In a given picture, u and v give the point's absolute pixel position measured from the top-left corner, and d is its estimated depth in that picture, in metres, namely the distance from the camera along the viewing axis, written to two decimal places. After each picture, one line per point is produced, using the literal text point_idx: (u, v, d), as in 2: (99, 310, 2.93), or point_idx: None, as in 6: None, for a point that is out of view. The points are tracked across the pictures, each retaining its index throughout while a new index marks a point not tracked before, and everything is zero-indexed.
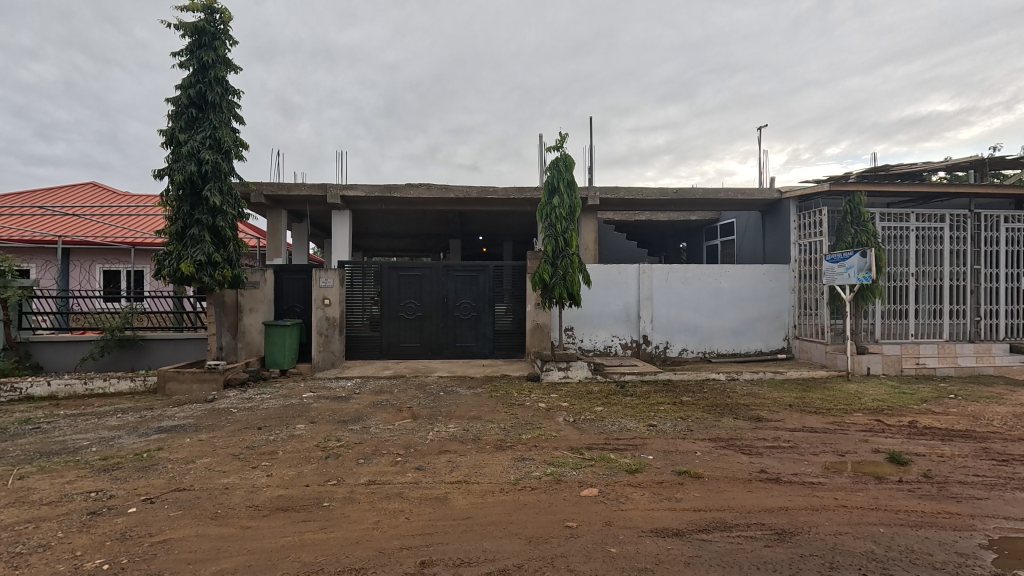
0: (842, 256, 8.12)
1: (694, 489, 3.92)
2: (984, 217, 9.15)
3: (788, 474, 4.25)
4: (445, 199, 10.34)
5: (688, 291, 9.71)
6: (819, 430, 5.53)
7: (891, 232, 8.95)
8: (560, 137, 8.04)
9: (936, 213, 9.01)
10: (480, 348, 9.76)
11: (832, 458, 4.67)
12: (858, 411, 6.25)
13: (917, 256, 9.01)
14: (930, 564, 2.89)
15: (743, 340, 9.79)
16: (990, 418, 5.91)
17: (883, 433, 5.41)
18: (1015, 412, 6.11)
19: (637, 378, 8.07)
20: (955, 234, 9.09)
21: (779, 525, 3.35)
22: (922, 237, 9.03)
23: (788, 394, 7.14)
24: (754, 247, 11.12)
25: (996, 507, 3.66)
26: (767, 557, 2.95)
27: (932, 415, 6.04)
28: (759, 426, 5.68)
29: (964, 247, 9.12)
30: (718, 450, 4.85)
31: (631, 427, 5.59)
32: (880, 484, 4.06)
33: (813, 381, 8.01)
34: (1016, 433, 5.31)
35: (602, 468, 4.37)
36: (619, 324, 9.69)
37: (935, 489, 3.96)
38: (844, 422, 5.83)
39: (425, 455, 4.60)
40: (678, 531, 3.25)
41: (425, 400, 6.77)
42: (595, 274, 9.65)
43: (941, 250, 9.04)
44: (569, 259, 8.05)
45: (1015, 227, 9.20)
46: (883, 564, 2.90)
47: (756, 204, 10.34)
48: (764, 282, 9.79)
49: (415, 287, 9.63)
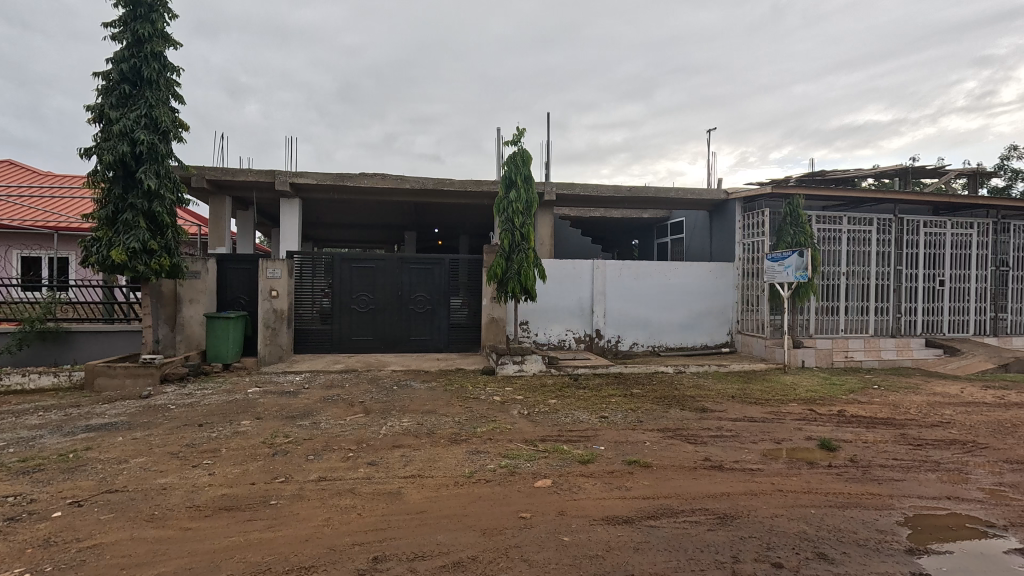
0: (781, 255, 8.60)
1: (643, 478, 4.06)
2: (906, 222, 9.89)
3: (730, 462, 4.47)
4: (400, 189, 10.11)
5: (639, 287, 9.99)
6: (758, 419, 5.84)
7: (825, 234, 9.54)
8: (518, 131, 8.04)
9: (865, 217, 9.66)
10: (435, 341, 9.68)
11: (770, 446, 4.95)
12: (793, 401, 6.65)
13: (847, 257, 9.65)
14: (854, 541, 3.14)
15: (690, 335, 10.17)
16: (908, 406, 6.44)
17: (815, 421, 5.78)
18: (929, 400, 6.68)
19: (590, 371, 8.24)
20: (881, 236, 9.79)
21: (721, 510, 3.53)
22: (852, 239, 9.67)
23: (730, 386, 7.50)
24: (701, 245, 11.54)
25: (911, 487, 4.00)
26: (710, 540, 3.10)
27: (858, 404, 6.53)
28: (704, 416, 5.94)
29: (889, 249, 9.81)
30: (665, 440, 5.03)
31: (583, 419, 5.70)
32: (812, 469, 4.34)
33: (754, 373, 8.45)
34: (929, 419, 5.82)
35: (555, 459, 4.45)
36: (573, 318, 9.85)
37: (859, 472, 4.28)
38: (781, 411, 6.18)
39: (378, 450, 4.53)
40: (628, 519, 3.36)
41: (377, 394, 6.65)
42: (551, 268, 9.76)
43: (868, 251, 9.72)
44: (525, 254, 8.09)
45: (932, 231, 10.01)
46: (814, 542, 3.11)
47: (704, 203, 10.73)
48: (711, 278, 10.19)
49: (368, 280, 9.42)
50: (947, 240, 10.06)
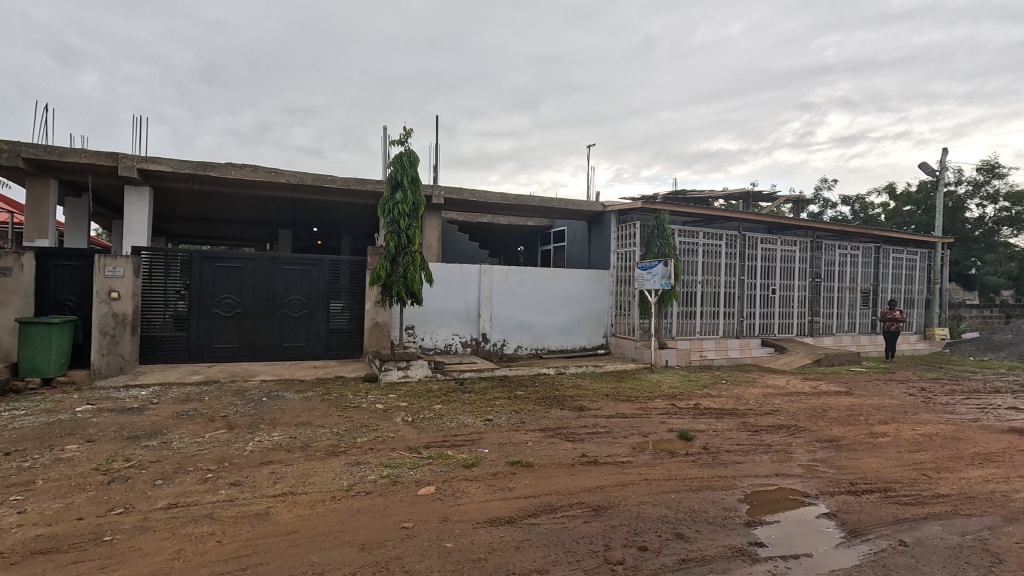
0: (649, 265, 9.46)
1: (525, 477, 4.19)
2: (748, 238, 11.44)
3: (603, 456, 4.80)
4: (274, 184, 9.34)
5: (523, 292, 10.31)
6: (628, 415, 6.35)
7: (685, 246, 10.68)
8: (405, 132, 7.87)
9: (716, 232, 10.99)
10: (312, 347, 9.06)
11: (638, 439, 5.40)
12: (657, 397, 7.33)
13: (703, 267, 10.90)
14: (705, 519, 3.55)
15: (569, 338, 10.74)
16: (748, 397, 7.44)
17: (675, 414, 6.43)
18: (764, 392, 7.78)
19: (475, 375, 8.31)
20: (729, 250, 11.21)
21: (595, 502, 3.77)
22: (707, 251, 10.94)
23: (604, 385, 8.05)
24: (580, 253, 12.25)
25: (749, 467, 4.63)
26: (585, 531, 3.30)
27: (709, 398, 7.40)
28: (581, 415, 6.31)
29: (735, 261, 11.26)
30: (546, 439, 5.25)
31: (468, 423, 5.73)
32: (673, 457, 4.82)
33: (625, 372, 9.17)
34: (763, 408, 6.79)
35: (439, 465, 4.40)
36: (459, 322, 9.86)
37: (710, 457, 4.85)
38: (647, 407, 6.79)
39: (243, 469, 4.11)
40: (510, 518, 3.44)
41: (242, 407, 6.04)
42: (437, 272, 9.68)
43: (719, 263, 11.07)
44: (411, 257, 7.92)
45: (768, 247, 11.70)
46: (673, 524, 3.46)
47: (583, 214, 11.41)
48: (589, 285, 10.86)
49: (235, 281, 8.54)
50: (778, 255, 11.81)
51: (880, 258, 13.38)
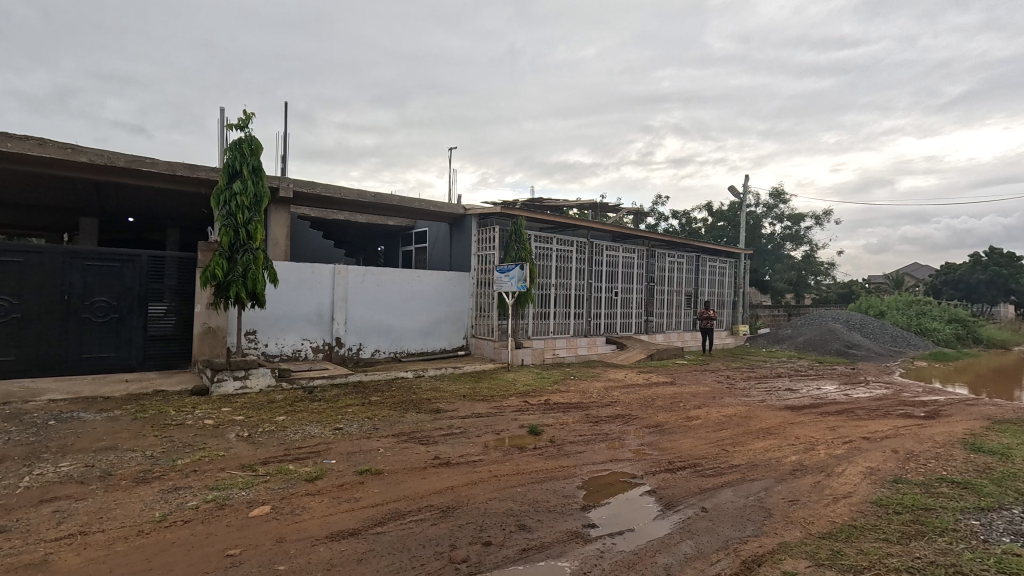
0: (506, 268, 9.82)
1: (373, 485, 4.06)
2: (595, 245, 12.49)
3: (456, 457, 4.86)
4: (72, 163, 7.78)
5: (381, 293, 9.99)
6: (483, 414, 6.51)
7: (540, 251, 11.29)
8: (246, 116, 7.13)
9: (568, 239, 11.81)
10: (124, 358, 7.73)
11: (491, 437, 5.57)
12: (512, 395, 7.64)
13: (556, 271, 11.62)
14: (546, 509, 3.78)
15: (429, 340, 10.67)
16: (592, 391, 8.12)
17: (527, 411, 6.77)
18: (605, 385, 8.57)
19: (327, 382, 7.82)
20: (579, 256, 12.12)
21: (444, 503, 3.79)
22: (559, 257, 11.70)
23: (462, 386, 8.16)
24: (442, 255, 12.26)
25: (588, 456, 5.06)
26: (432, 534, 3.30)
27: (559, 393, 7.92)
28: (437, 417, 6.30)
29: (584, 266, 12.20)
30: (399, 445, 5.14)
31: (314, 433, 5.37)
32: (521, 452, 5.07)
33: (483, 373, 9.39)
34: (604, 400, 7.47)
35: (278, 482, 4.06)
36: (310, 326, 9.20)
37: (555, 450, 5.19)
38: (502, 405, 7.03)
39: (13, 511, 3.34)
40: (354, 530, 3.30)
41: (18, 434, 4.91)
42: (284, 272, 8.92)
43: (570, 268, 11.91)
44: (251, 254, 7.19)
45: (612, 254, 12.89)
46: (517, 516, 3.63)
47: (444, 216, 11.44)
48: (449, 286, 10.91)
49: (11, 279, 6.92)
50: (620, 261, 13.09)
51: (700, 265, 15.59)
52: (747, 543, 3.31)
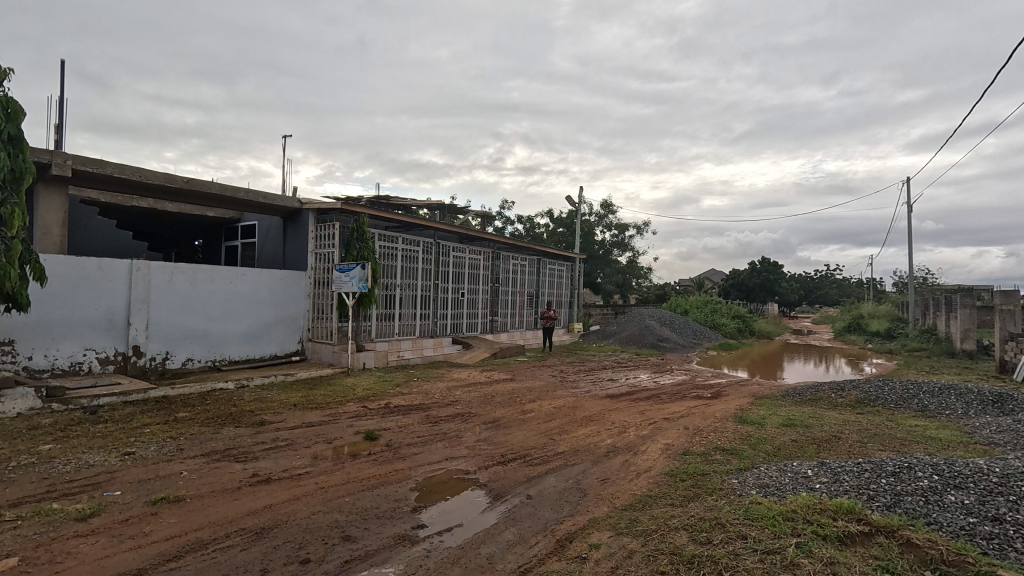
0: (347, 267, 9.33)
1: (170, 515, 3.52)
2: (442, 246, 12.52)
3: (278, 472, 4.46)
4: None
5: (196, 294, 8.74)
6: (315, 423, 6.09)
7: (385, 251, 10.96)
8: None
9: (414, 239, 11.66)
10: None
11: (321, 447, 5.24)
12: (349, 401, 7.29)
13: (401, 271, 11.39)
14: (374, 515, 3.67)
15: (257, 345, 9.65)
16: (434, 392, 8.14)
17: (365, 416, 6.52)
18: (448, 385, 8.66)
19: (119, 399, 6.58)
20: (425, 256, 12.04)
21: (258, 524, 3.46)
22: (405, 257, 11.49)
23: (294, 394, 7.54)
24: (274, 252, 11.18)
25: (423, 457, 5.05)
26: (240, 561, 2.98)
27: (400, 396, 7.78)
28: (260, 430, 5.72)
29: (431, 266, 12.17)
30: (208, 465, 4.54)
31: (95, 462, 4.47)
32: (354, 460, 4.86)
33: (320, 379, 8.79)
34: (445, 400, 7.54)
35: (34, 527, 3.29)
36: (96, 334, 7.65)
37: (390, 454, 5.08)
38: (337, 412, 6.66)
39: None
40: (138, 572, 2.82)
41: None
42: (59, 268, 7.28)
43: (416, 268, 11.77)
44: (5, 245, 5.72)
45: (459, 255, 13.07)
46: (342, 527, 3.46)
47: (276, 209, 10.45)
48: (281, 286, 10.00)
49: None
50: (467, 262, 13.35)
51: (541, 268, 16.64)
52: (562, 523, 3.61)
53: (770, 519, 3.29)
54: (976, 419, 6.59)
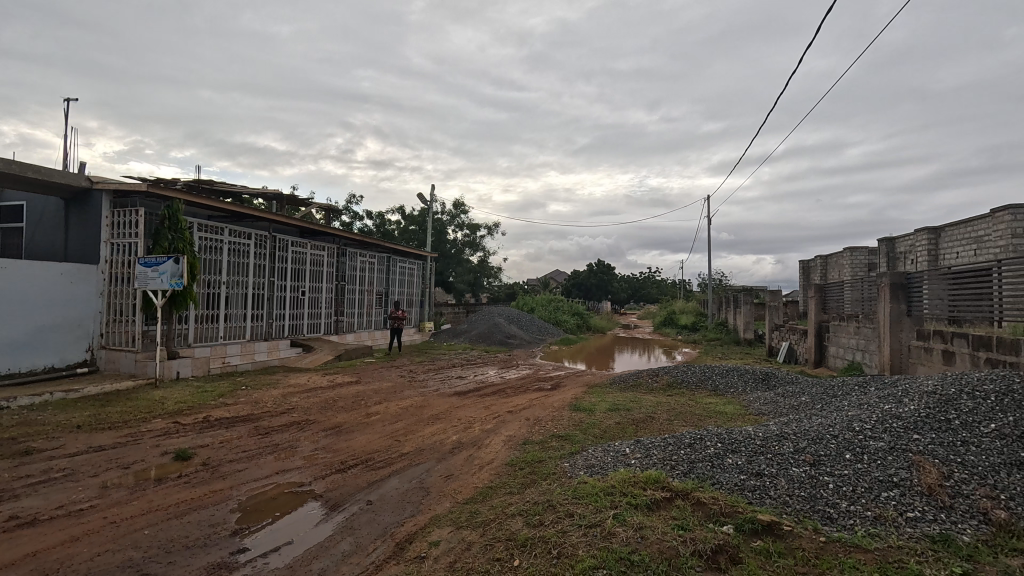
0: (155, 261, 7.96)
1: None
2: (278, 240, 11.40)
3: (49, 510, 3.62)
4: None
5: None
6: (107, 447, 5.08)
7: (206, 243, 9.61)
8: None
9: (244, 231, 10.41)
10: None
11: (114, 474, 4.38)
12: (156, 417, 6.23)
13: (228, 267, 10.11)
14: (183, 546, 3.20)
15: (25, 357, 7.70)
16: (266, 400, 7.38)
17: (176, 433, 5.64)
18: (283, 392, 7.93)
19: None
20: (258, 250, 10.83)
21: None
22: (233, 250, 10.21)
23: (78, 414, 6.20)
24: (52, 241, 9.06)
25: (249, 473, 4.54)
26: None
27: (223, 407, 6.90)
28: (23, 461, 4.58)
29: (265, 262, 11.01)
30: None
31: None
32: (159, 485, 4.17)
33: (117, 394, 7.36)
34: (279, 409, 6.88)
35: None
36: None
37: (208, 474, 4.47)
38: (139, 431, 5.65)
39: None
40: None
41: None
42: None
43: (247, 263, 10.54)
44: None
45: (298, 250, 12.04)
46: (139, 566, 2.95)
47: (55, 188, 8.48)
48: (62, 283, 8.14)
49: None
50: (308, 258, 12.37)
51: (390, 266, 16.17)
52: (403, 525, 3.54)
53: (594, 495, 3.64)
54: (751, 394, 8.12)
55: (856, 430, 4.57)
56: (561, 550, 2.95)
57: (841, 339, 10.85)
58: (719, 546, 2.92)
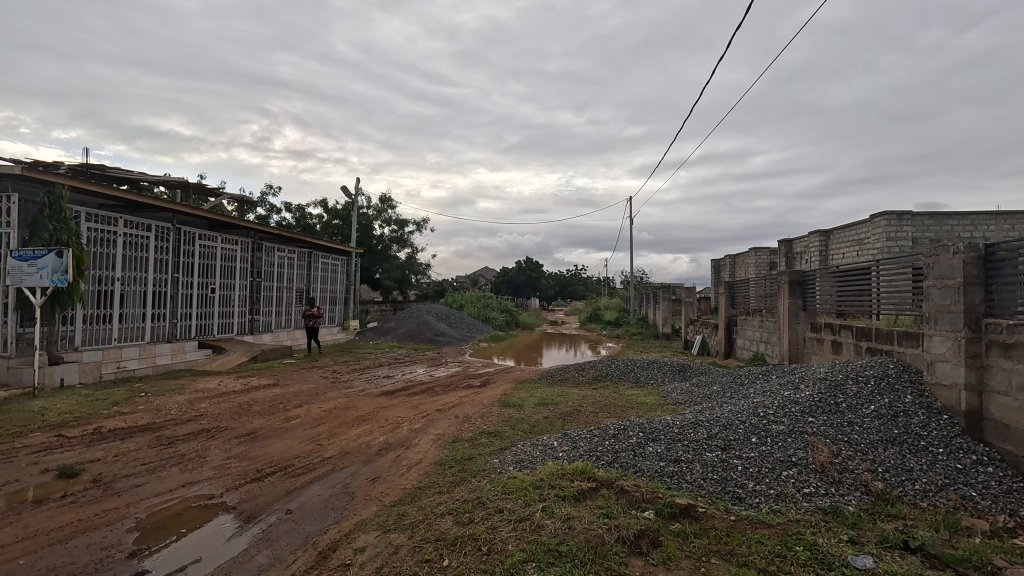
0: (32, 254, 7.02)
1: None
2: (183, 232, 10.46)
3: None
4: None
5: None
6: None
7: (96, 235, 8.61)
8: None
9: (142, 222, 9.45)
10: None
11: None
12: (35, 431, 5.50)
13: (123, 261, 9.13)
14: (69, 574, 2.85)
15: None
16: (170, 407, 6.76)
17: (60, 448, 5.01)
18: (190, 398, 7.29)
19: None
20: (159, 244, 9.87)
21: None
22: (128, 243, 9.23)
23: None
24: None
25: (150, 488, 4.13)
26: None
27: (119, 417, 6.22)
28: None
29: (168, 256, 10.06)
30: None
31: None
32: (38, 507, 3.68)
33: None
34: (185, 416, 6.32)
35: None
36: None
37: (99, 491, 4.01)
38: (13, 447, 4.96)
39: None
40: None
41: None
42: None
43: (146, 258, 9.57)
44: None
45: (207, 244, 11.12)
46: None
47: None
48: None
49: None
50: (218, 253, 11.46)
51: (312, 261, 15.39)
52: (325, 533, 3.39)
53: (523, 490, 3.68)
54: (669, 385, 8.60)
55: (760, 415, 4.98)
56: (491, 546, 2.96)
57: (748, 332, 11.79)
58: (641, 532, 3.05)
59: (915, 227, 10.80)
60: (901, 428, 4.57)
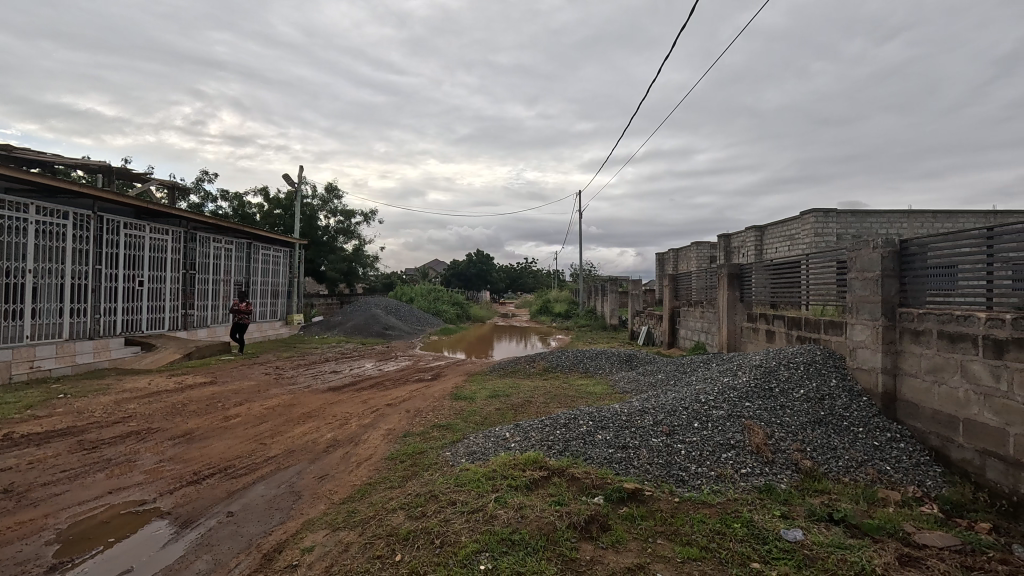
0: None
1: None
2: (105, 221, 9.67)
3: None
4: None
5: None
6: None
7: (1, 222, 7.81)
8: None
9: (57, 208, 8.65)
10: None
11: None
12: None
13: (35, 252, 8.33)
14: None
15: None
16: (93, 409, 6.26)
17: None
18: (116, 399, 6.78)
19: None
20: (77, 233, 9.07)
21: None
22: (41, 232, 8.43)
23: None
24: None
25: (71, 496, 3.81)
26: None
27: (33, 421, 5.70)
28: None
29: (88, 246, 9.27)
30: None
31: None
32: None
33: None
34: (111, 418, 5.87)
35: None
36: None
37: (11, 503, 3.66)
38: None
39: None
40: None
41: None
42: None
43: (61, 248, 8.78)
44: None
45: (133, 233, 10.34)
46: None
47: None
48: None
49: None
50: (145, 243, 10.68)
51: (251, 253, 14.65)
52: (270, 534, 3.26)
53: (475, 481, 3.69)
54: (616, 375, 8.84)
55: (702, 402, 5.21)
56: (444, 539, 2.94)
57: (690, 322, 12.31)
58: (591, 517, 3.13)
59: (839, 224, 11.59)
60: (827, 410, 4.92)
